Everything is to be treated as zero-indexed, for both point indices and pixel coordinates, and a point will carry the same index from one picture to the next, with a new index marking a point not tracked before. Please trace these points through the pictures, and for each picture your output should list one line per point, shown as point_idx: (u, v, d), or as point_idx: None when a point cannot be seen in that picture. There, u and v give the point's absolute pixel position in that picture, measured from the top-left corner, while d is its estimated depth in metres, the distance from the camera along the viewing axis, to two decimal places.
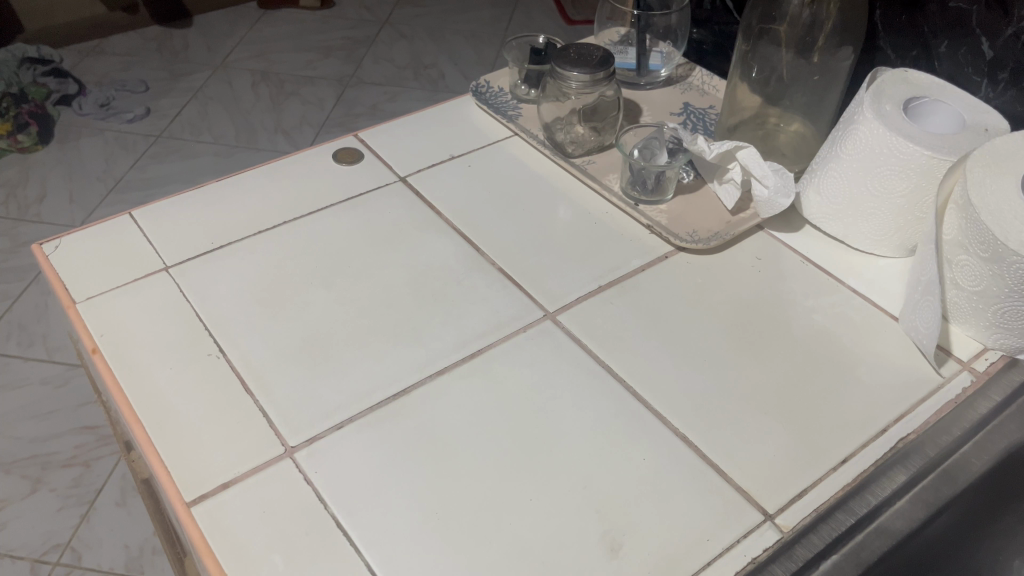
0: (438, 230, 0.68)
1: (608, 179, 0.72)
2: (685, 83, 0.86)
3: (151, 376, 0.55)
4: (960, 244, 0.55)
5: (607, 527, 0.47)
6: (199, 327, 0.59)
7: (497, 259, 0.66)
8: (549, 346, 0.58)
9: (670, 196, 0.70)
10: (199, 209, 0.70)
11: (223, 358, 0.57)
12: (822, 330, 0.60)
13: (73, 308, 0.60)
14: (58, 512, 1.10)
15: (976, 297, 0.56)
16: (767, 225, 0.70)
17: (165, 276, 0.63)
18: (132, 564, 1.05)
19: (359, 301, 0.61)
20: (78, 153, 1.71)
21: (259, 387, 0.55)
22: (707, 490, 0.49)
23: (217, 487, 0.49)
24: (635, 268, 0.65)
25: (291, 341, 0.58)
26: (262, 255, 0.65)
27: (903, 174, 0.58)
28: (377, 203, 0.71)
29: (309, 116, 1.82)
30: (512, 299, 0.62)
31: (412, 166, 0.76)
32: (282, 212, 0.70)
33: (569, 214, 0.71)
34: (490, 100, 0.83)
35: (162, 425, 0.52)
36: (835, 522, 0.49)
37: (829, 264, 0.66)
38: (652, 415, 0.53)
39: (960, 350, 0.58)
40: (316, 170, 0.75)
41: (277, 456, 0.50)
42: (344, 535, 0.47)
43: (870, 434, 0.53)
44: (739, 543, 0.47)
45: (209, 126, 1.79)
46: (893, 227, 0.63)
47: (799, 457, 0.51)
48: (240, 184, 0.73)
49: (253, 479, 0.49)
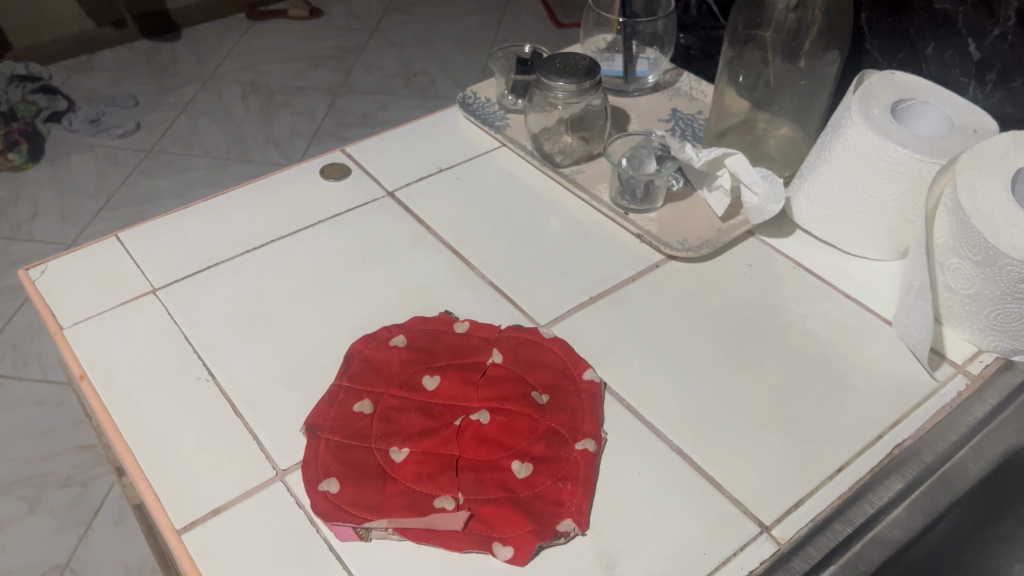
0: (426, 244, 0.67)
1: (598, 188, 0.71)
2: (673, 89, 0.85)
3: (137, 403, 0.54)
4: (951, 247, 0.55)
5: (601, 545, 0.47)
6: (186, 349, 0.58)
7: (487, 273, 0.65)
8: (546, 341, 0.58)
9: (660, 203, 0.69)
10: (188, 227, 0.69)
11: (212, 382, 0.55)
12: (816, 337, 0.60)
13: (59, 334, 0.59)
14: (55, 533, 1.06)
15: (970, 301, 0.56)
16: (758, 231, 0.69)
17: (152, 298, 0.62)
18: None
19: (348, 322, 0.60)
20: (69, 170, 1.71)
21: (249, 409, 0.54)
22: (704, 504, 0.49)
23: (444, 360, 0.56)
24: (626, 278, 0.65)
25: (278, 364, 0.57)
26: (251, 273, 0.64)
27: (892, 178, 0.58)
28: (365, 218, 0.70)
29: (300, 127, 1.81)
30: (504, 313, 0.61)
31: (399, 180, 0.74)
32: (270, 228, 0.69)
33: (560, 225, 0.70)
34: (478, 111, 0.82)
35: (152, 454, 0.51)
36: (833, 532, 0.48)
37: (821, 269, 0.65)
38: (646, 430, 0.53)
39: (954, 353, 0.58)
40: (301, 186, 0.73)
41: (571, 368, 0.56)
42: (335, 558, 0.46)
43: (867, 442, 0.52)
44: (736, 557, 0.46)
45: (200, 141, 1.79)
46: (883, 233, 0.63)
47: (795, 470, 0.51)
48: (227, 201, 0.72)
49: (454, 328, 0.59)
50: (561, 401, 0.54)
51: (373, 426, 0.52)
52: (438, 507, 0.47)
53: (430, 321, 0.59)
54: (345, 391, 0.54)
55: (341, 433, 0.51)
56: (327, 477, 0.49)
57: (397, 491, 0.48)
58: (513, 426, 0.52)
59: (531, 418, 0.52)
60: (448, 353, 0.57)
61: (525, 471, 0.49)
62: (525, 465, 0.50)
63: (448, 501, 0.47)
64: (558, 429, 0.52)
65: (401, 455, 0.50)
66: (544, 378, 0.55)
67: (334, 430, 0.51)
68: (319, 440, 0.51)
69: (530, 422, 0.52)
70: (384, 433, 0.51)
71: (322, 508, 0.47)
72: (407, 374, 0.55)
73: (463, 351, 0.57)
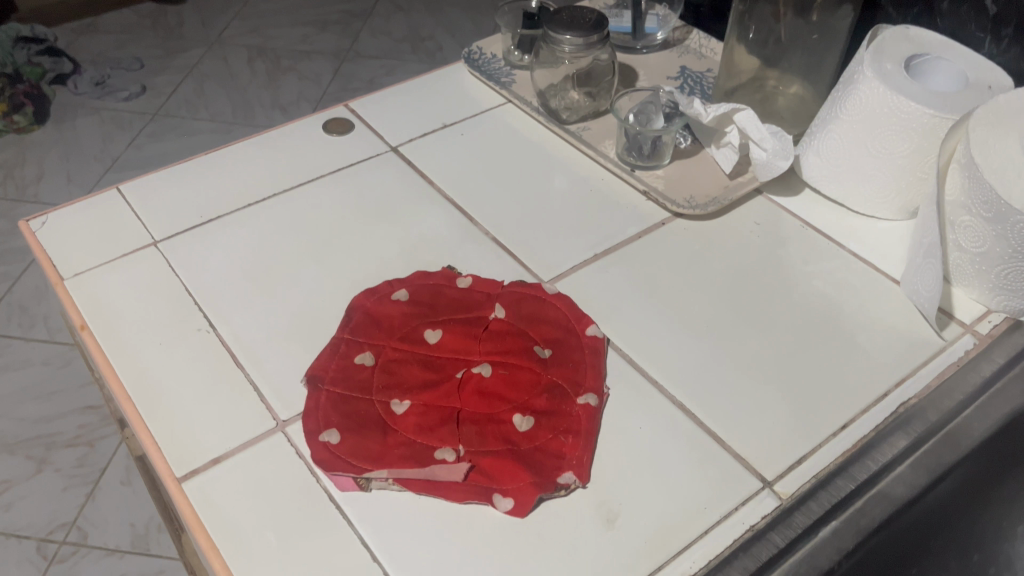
0: (429, 200, 0.67)
1: (604, 145, 0.70)
2: (682, 47, 0.84)
3: (138, 354, 0.54)
4: (963, 205, 0.54)
5: (602, 498, 0.46)
6: (187, 300, 0.57)
7: (490, 229, 0.64)
8: (550, 297, 0.57)
9: (667, 160, 0.68)
10: (190, 180, 0.68)
11: (213, 334, 0.55)
12: (822, 296, 0.59)
13: (60, 285, 0.58)
14: (63, 491, 1.06)
15: (980, 259, 0.55)
16: (766, 189, 0.68)
17: (154, 250, 0.61)
18: (138, 542, 1.02)
19: (349, 276, 0.60)
20: (75, 133, 1.70)
21: (250, 361, 0.53)
22: (706, 459, 0.48)
23: (448, 314, 0.56)
24: (631, 235, 0.64)
25: (279, 316, 0.56)
26: (252, 227, 0.64)
27: (905, 134, 0.57)
28: (367, 174, 0.69)
29: (306, 93, 1.80)
30: (507, 269, 0.61)
31: (403, 135, 0.74)
32: (272, 182, 0.68)
33: (566, 183, 0.69)
34: (483, 67, 0.81)
35: (152, 404, 0.51)
36: (835, 489, 0.48)
37: (829, 228, 0.65)
38: (650, 385, 0.53)
39: (963, 313, 0.57)
40: (304, 141, 0.73)
41: (574, 324, 0.55)
42: (336, 508, 0.46)
43: (872, 399, 0.52)
44: (737, 511, 0.46)
45: (206, 104, 1.77)
46: (894, 191, 0.61)
47: (798, 426, 0.50)
48: (228, 155, 0.71)
49: (457, 283, 0.58)
50: (564, 356, 0.53)
51: (374, 378, 0.51)
52: (439, 458, 0.47)
53: (432, 276, 0.59)
54: (346, 343, 0.53)
55: (342, 385, 0.51)
56: (327, 428, 0.48)
57: (397, 443, 0.48)
58: (516, 380, 0.51)
59: (534, 373, 0.52)
60: (451, 307, 0.56)
61: (527, 424, 0.49)
62: (527, 418, 0.49)
63: (448, 452, 0.47)
64: (560, 383, 0.51)
65: (402, 407, 0.50)
66: (547, 333, 0.55)
67: (335, 382, 0.51)
68: (320, 392, 0.50)
69: (532, 376, 0.52)
70: (385, 385, 0.51)
71: (322, 458, 0.47)
72: (409, 328, 0.54)
73: (466, 306, 0.56)
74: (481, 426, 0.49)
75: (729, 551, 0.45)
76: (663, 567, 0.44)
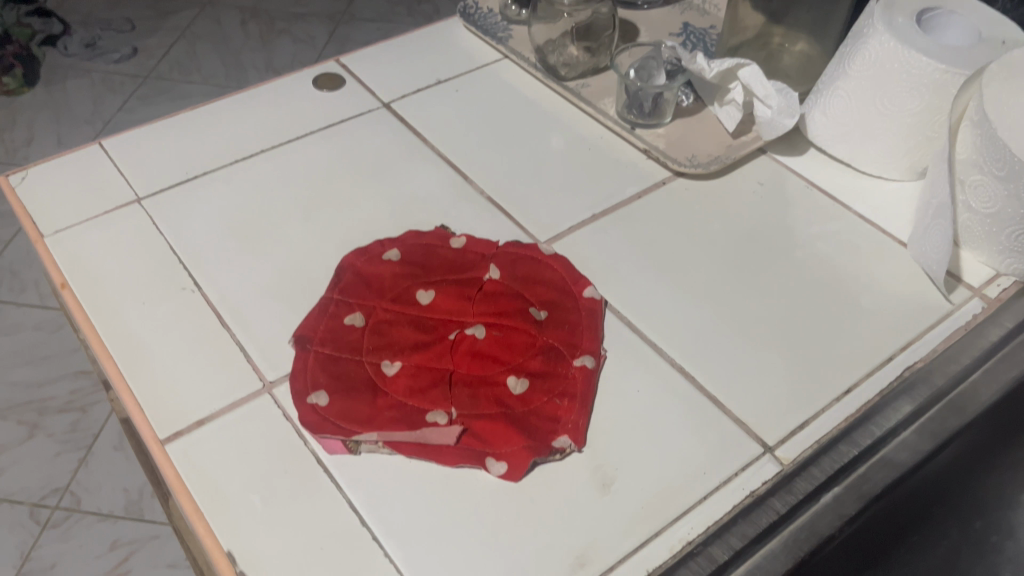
0: (422, 158, 0.65)
1: (604, 102, 0.68)
2: (684, 3, 0.81)
3: (120, 313, 0.52)
4: (974, 163, 0.52)
5: (598, 463, 0.45)
6: (171, 259, 0.56)
7: (485, 188, 0.62)
8: (546, 258, 0.56)
9: (668, 119, 0.66)
10: (175, 136, 0.66)
11: (198, 293, 0.54)
12: (826, 258, 0.57)
13: (40, 242, 0.57)
14: (56, 457, 1.02)
15: (990, 220, 0.53)
16: (770, 149, 0.67)
17: (137, 207, 0.60)
18: (131, 508, 0.99)
19: (340, 234, 0.58)
20: (65, 95, 1.67)
21: (236, 321, 0.52)
22: (705, 423, 0.47)
23: (441, 275, 0.54)
24: (631, 195, 0.62)
25: (266, 275, 0.55)
26: (239, 184, 0.62)
27: (915, 91, 0.55)
28: (358, 131, 0.67)
29: (301, 56, 1.76)
30: (503, 229, 0.59)
31: (396, 92, 0.71)
32: (260, 139, 0.66)
33: (563, 142, 0.67)
34: (480, 22, 0.79)
35: (135, 364, 0.49)
36: (838, 454, 0.46)
37: (835, 189, 0.63)
38: (648, 348, 0.51)
39: (971, 276, 0.56)
40: (293, 97, 0.71)
41: (570, 286, 0.54)
42: (324, 472, 0.44)
43: (877, 363, 0.50)
44: (737, 477, 0.45)
45: (199, 67, 1.74)
46: (902, 151, 0.60)
47: (800, 390, 0.49)
48: (215, 111, 0.69)
49: (451, 243, 0.57)
50: (559, 317, 0.52)
51: (364, 339, 0.50)
52: (431, 421, 0.45)
53: (425, 236, 0.57)
54: (336, 304, 0.52)
55: (331, 346, 0.49)
56: (316, 390, 0.47)
57: (388, 405, 0.46)
58: (510, 341, 0.50)
59: (529, 335, 0.50)
60: (444, 268, 0.54)
61: (521, 387, 0.47)
62: (521, 380, 0.48)
63: (440, 416, 0.46)
64: (555, 345, 0.50)
65: (393, 369, 0.48)
66: (542, 294, 0.53)
67: (324, 343, 0.49)
68: (308, 353, 0.49)
69: (527, 338, 0.50)
70: (376, 347, 0.49)
71: (310, 421, 0.45)
72: (401, 289, 0.53)
73: (460, 267, 0.55)
74: (475, 389, 0.47)
75: (728, 517, 0.43)
76: (661, 532, 0.42)
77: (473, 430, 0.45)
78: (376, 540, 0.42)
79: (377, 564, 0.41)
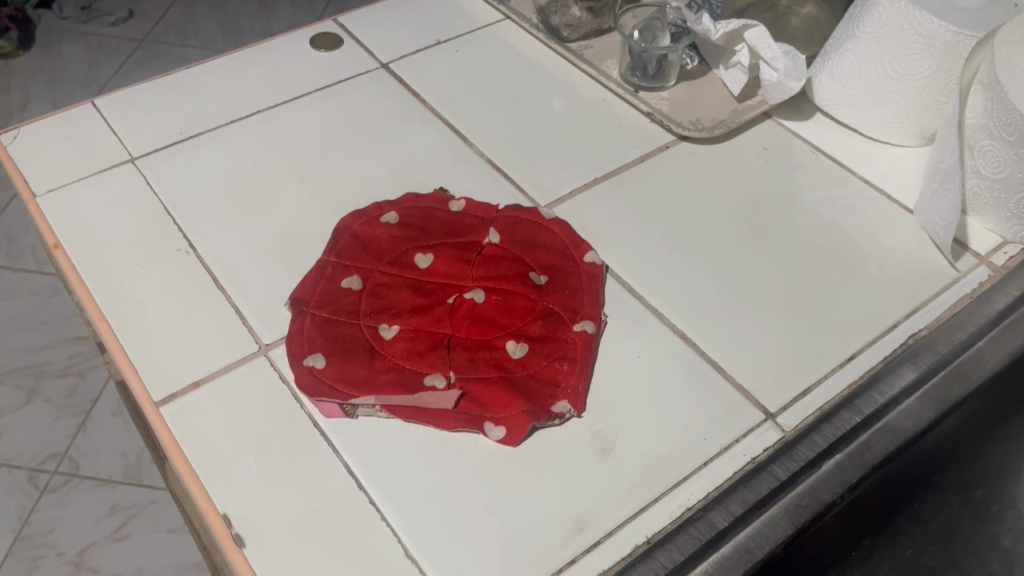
0: (421, 119, 0.64)
1: (607, 64, 0.67)
2: None
3: (114, 274, 0.51)
4: (983, 128, 0.51)
5: (598, 427, 0.45)
6: (166, 220, 0.55)
7: (485, 150, 0.61)
8: (546, 222, 0.55)
9: (672, 82, 0.65)
10: (169, 95, 0.65)
11: (193, 255, 0.53)
12: (831, 224, 0.57)
13: (32, 202, 0.56)
14: (53, 422, 0.99)
15: (999, 186, 0.52)
16: (776, 113, 0.65)
17: (131, 167, 0.59)
18: (130, 473, 0.96)
19: (337, 196, 0.57)
20: (60, 58, 1.64)
21: (232, 283, 0.51)
22: (706, 389, 0.47)
23: (440, 238, 0.53)
24: (634, 159, 0.61)
25: (263, 237, 0.54)
26: (235, 145, 0.61)
27: (926, 53, 0.54)
28: (356, 91, 0.66)
29: (299, 19, 1.74)
30: (503, 192, 0.58)
31: (395, 53, 0.70)
32: (257, 99, 0.65)
33: (566, 105, 0.66)
34: None
35: (129, 325, 0.48)
36: (839, 421, 0.44)
37: (840, 154, 0.62)
38: (649, 313, 0.50)
39: (977, 243, 0.55)
40: (290, 57, 0.69)
41: (571, 251, 0.53)
42: (321, 435, 0.44)
43: (880, 330, 0.50)
44: (738, 443, 0.44)
45: (196, 31, 1.72)
46: (911, 116, 0.59)
47: (802, 356, 0.48)
48: (211, 71, 0.68)
49: (450, 206, 0.56)
50: (560, 282, 0.51)
51: (362, 302, 0.49)
52: (428, 385, 0.45)
53: (423, 198, 0.56)
54: (332, 267, 0.51)
55: (327, 309, 0.48)
56: (312, 352, 0.46)
57: (385, 368, 0.46)
58: (510, 305, 0.49)
59: (529, 299, 0.50)
60: (442, 231, 0.54)
61: (521, 351, 0.47)
62: (520, 345, 0.47)
63: (439, 379, 0.45)
64: (555, 311, 0.49)
65: (391, 332, 0.47)
66: (542, 259, 0.52)
67: (320, 305, 0.49)
68: (305, 316, 0.48)
69: (527, 303, 0.49)
70: (373, 310, 0.48)
71: (307, 383, 0.45)
72: (399, 252, 0.52)
73: (459, 230, 0.54)
74: (474, 353, 0.47)
75: (729, 483, 0.43)
76: (660, 498, 0.42)
77: (472, 394, 0.45)
78: (373, 504, 0.41)
79: (374, 527, 0.40)
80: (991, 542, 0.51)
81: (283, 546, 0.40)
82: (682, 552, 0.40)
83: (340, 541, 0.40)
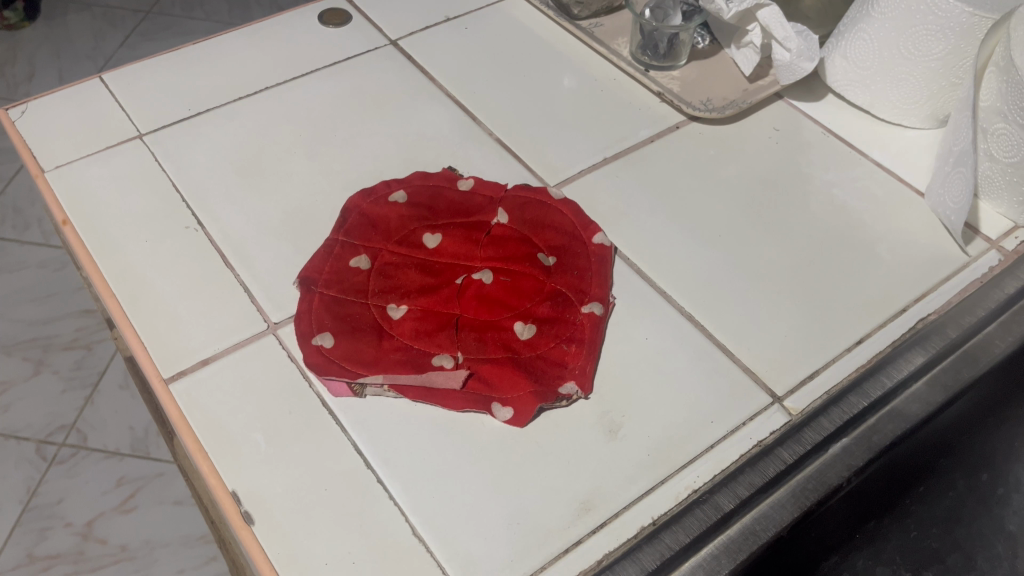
0: (430, 97, 0.63)
1: (618, 43, 0.67)
2: None
3: (122, 251, 0.51)
4: (998, 111, 0.51)
5: (606, 408, 0.45)
6: (174, 197, 0.55)
7: (495, 129, 0.61)
8: (555, 203, 0.54)
9: (683, 61, 0.64)
10: (176, 70, 0.65)
11: (201, 232, 0.53)
12: (841, 206, 0.56)
13: (40, 178, 0.56)
14: (61, 395, 1.00)
15: (1011, 170, 0.52)
16: (787, 93, 0.65)
17: (139, 143, 0.58)
18: (137, 446, 0.97)
19: (345, 174, 0.57)
20: (66, 28, 1.64)
21: (241, 260, 0.51)
22: (714, 371, 0.47)
23: (448, 218, 0.53)
24: (644, 138, 0.61)
25: (271, 214, 0.54)
26: (242, 121, 0.60)
27: (940, 34, 0.53)
28: (365, 68, 0.65)
29: None
30: (512, 171, 0.58)
31: (404, 29, 0.69)
32: (265, 75, 0.64)
33: (575, 83, 0.65)
34: None
35: (138, 302, 0.49)
36: (846, 405, 0.44)
37: (852, 135, 0.61)
38: (658, 294, 0.50)
39: (989, 228, 0.55)
40: (298, 32, 0.69)
41: (580, 232, 0.53)
42: (329, 414, 0.44)
43: (889, 315, 0.50)
44: (745, 426, 0.44)
45: (202, 3, 1.71)
46: (924, 98, 0.58)
47: (810, 340, 0.48)
48: (219, 46, 0.67)
49: (459, 185, 0.55)
50: (569, 263, 0.51)
51: (370, 282, 0.49)
52: (437, 364, 0.45)
53: (432, 177, 0.56)
54: (340, 245, 0.51)
55: (336, 287, 0.48)
56: (320, 331, 0.46)
57: (393, 348, 0.46)
58: (518, 286, 0.49)
59: (537, 280, 0.49)
60: (451, 211, 0.53)
61: (529, 332, 0.47)
62: (529, 326, 0.47)
63: (447, 359, 0.45)
64: (564, 292, 0.49)
65: (399, 311, 0.47)
66: (551, 239, 0.52)
67: (329, 284, 0.49)
68: (314, 294, 0.48)
69: (536, 284, 0.49)
70: (382, 289, 0.48)
71: (315, 362, 0.45)
72: (408, 231, 0.52)
73: (468, 210, 0.54)
74: (483, 332, 0.47)
75: (734, 466, 0.43)
76: (666, 480, 0.42)
77: (481, 374, 0.45)
78: (381, 483, 0.41)
79: (381, 505, 0.41)
80: (995, 526, 0.49)
81: (291, 524, 0.40)
82: (688, 534, 0.39)
83: (348, 519, 0.40)
